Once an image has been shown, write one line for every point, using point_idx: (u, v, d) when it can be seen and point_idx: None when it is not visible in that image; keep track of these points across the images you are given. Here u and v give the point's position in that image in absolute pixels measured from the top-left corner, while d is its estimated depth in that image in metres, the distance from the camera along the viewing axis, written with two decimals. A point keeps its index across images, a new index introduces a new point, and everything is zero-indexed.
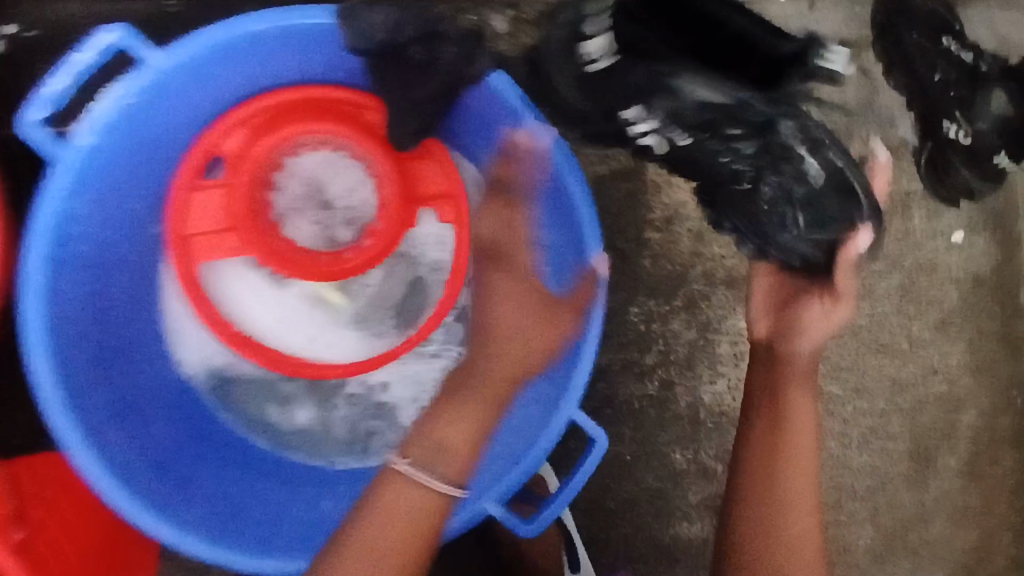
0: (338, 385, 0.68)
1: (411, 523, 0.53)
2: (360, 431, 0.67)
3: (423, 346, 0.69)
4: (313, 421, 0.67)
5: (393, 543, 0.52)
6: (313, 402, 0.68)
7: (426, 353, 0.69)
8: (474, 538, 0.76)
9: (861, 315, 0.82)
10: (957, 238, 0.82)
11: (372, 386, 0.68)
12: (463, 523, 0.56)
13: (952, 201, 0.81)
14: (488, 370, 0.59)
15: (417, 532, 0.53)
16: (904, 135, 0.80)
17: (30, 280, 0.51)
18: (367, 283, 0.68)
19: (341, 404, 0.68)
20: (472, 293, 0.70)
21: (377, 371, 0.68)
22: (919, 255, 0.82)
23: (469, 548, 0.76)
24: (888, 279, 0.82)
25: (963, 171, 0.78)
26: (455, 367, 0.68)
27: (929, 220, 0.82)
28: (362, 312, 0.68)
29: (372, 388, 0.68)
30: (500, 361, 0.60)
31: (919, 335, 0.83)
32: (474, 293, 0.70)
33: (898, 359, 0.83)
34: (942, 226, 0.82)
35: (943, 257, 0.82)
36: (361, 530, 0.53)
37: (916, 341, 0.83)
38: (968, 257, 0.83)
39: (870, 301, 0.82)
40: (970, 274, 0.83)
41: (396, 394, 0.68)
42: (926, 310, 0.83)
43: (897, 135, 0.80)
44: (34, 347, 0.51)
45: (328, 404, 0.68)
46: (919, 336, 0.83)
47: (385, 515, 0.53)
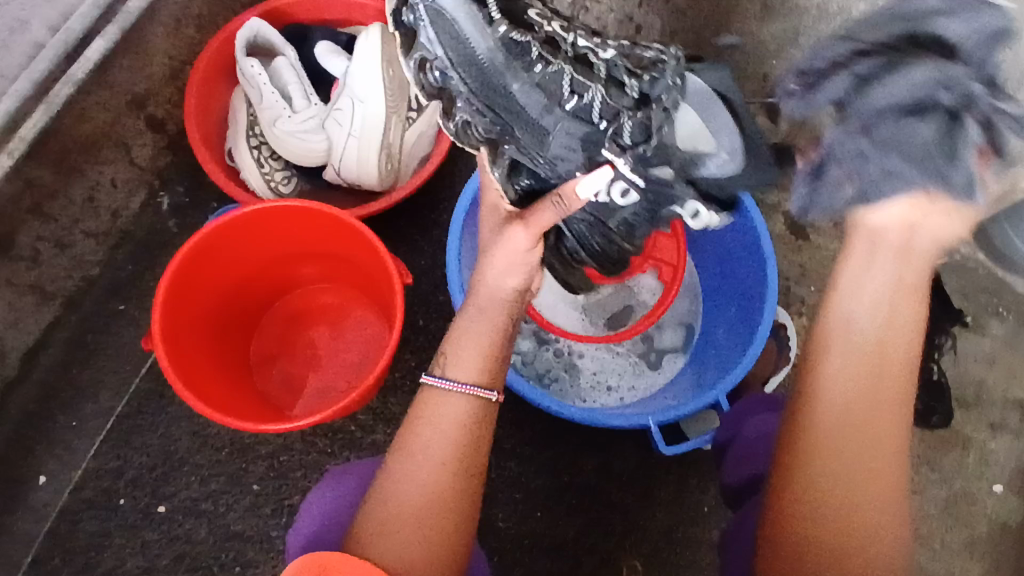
0: (554, 339, 1.06)
1: (443, 432, 0.65)
2: (553, 372, 1.04)
3: (616, 345, 1.05)
4: (530, 350, 1.04)
5: (463, 507, 0.64)
6: (535, 341, 1.05)
7: (616, 350, 1.05)
8: (578, 490, 1.02)
9: (910, 501, 1.09)
10: (999, 488, 1.10)
11: (573, 352, 1.05)
12: (622, 419, 0.90)
13: None
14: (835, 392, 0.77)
15: (453, 452, 0.65)
16: (971, 395, 1.13)
17: (469, 186, 0.96)
18: (600, 292, 1.06)
19: (549, 352, 1.05)
20: (657, 331, 1.06)
21: (580, 344, 1.05)
22: (964, 486, 1.10)
23: (573, 494, 1.02)
24: (937, 489, 1.10)
25: (934, 402, 1.09)
26: (629, 368, 1.04)
27: (979, 463, 1.11)
28: (589, 305, 1.06)
29: (571, 352, 1.05)
30: (498, 251, 0.71)
31: (948, 540, 1.08)
32: (659, 332, 1.06)
33: (925, 548, 1.08)
34: (991, 472, 1.11)
35: (983, 495, 1.10)
36: (414, 441, 0.65)
37: (943, 543, 1.08)
38: (1003, 505, 1.10)
39: (920, 496, 1.09)
40: (1000, 518, 1.09)
41: (585, 363, 1.05)
42: (952, 524, 1.09)
43: (969, 394, 1.13)
44: (455, 223, 0.95)
45: (542, 346, 1.05)
46: (947, 541, 1.08)
47: (426, 443, 0.65)
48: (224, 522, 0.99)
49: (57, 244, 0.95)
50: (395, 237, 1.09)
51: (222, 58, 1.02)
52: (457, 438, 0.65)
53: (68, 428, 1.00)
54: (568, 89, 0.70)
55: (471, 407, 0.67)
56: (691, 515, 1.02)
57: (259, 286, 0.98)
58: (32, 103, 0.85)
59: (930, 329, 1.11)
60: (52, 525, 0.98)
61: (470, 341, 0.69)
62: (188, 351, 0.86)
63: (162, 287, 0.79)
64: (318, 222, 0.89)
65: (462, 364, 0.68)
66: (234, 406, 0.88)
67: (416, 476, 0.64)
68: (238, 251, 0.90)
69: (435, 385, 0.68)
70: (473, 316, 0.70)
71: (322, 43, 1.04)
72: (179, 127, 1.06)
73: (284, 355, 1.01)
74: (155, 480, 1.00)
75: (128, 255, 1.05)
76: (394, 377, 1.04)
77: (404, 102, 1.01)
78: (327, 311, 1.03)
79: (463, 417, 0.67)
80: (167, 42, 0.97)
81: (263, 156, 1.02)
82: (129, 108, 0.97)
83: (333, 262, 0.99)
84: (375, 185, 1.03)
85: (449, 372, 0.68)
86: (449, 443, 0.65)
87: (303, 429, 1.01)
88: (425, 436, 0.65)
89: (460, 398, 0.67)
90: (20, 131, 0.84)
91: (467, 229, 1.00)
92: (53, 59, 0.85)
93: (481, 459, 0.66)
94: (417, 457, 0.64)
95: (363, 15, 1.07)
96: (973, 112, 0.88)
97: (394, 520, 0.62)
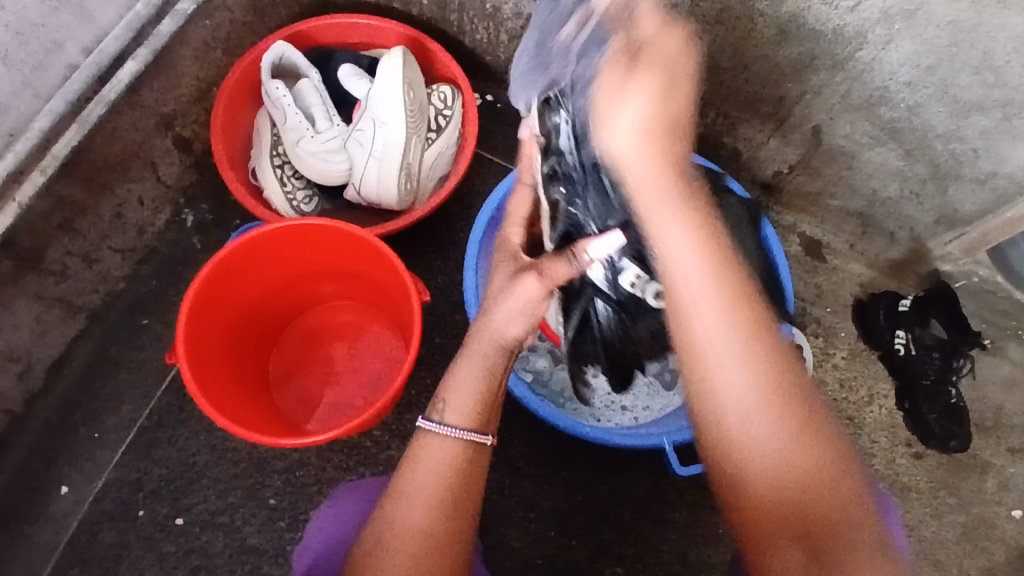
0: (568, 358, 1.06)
1: (434, 474, 0.66)
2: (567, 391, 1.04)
3: None
4: (545, 367, 1.05)
5: (453, 550, 0.65)
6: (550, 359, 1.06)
7: None
8: (590, 511, 1.02)
9: (927, 526, 1.08)
10: (1019, 514, 1.08)
11: None
12: (634, 439, 0.90)
13: (909, 439, 1.10)
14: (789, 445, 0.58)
15: (443, 494, 0.66)
16: (990, 419, 1.12)
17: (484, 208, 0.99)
18: None
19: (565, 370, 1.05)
20: None
21: None
22: (983, 512, 1.08)
23: (587, 515, 1.02)
24: (955, 514, 1.08)
25: (952, 426, 1.08)
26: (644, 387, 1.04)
27: (999, 489, 1.09)
28: None
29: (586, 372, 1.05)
30: (512, 296, 0.72)
31: (967, 568, 1.07)
32: None
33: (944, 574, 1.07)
34: (1011, 499, 1.09)
35: (1002, 521, 1.08)
36: (406, 481, 0.66)
37: (962, 570, 1.07)
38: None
39: (938, 521, 1.08)
40: (1020, 546, 1.08)
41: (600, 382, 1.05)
42: (972, 551, 1.07)
43: (988, 418, 1.12)
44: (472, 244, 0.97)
45: (557, 365, 1.05)
46: (966, 569, 1.07)
47: (416, 483, 0.66)
48: (240, 536, 1.00)
49: (84, 259, 0.98)
50: (412, 256, 1.10)
51: (248, 79, 1.05)
52: (447, 479, 0.66)
53: (90, 440, 1.02)
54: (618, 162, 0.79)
55: (461, 449, 0.68)
56: (705, 538, 1.01)
57: (279, 303, 1.00)
58: (66, 121, 0.88)
59: (948, 352, 1.10)
60: (71, 536, 0.99)
61: (468, 388, 0.71)
62: (209, 366, 0.87)
63: (187, 302, 0.81)
64: (339, 240, 0.91)
65: (457, 409, 0.70)
66: (254, 420, 0.89)
67: (408, 519, 0.64)
68: (258, 271, 0.92)
69: (430, 428, 0.69)
70: (471, 359, 0.72)
71: (345, 66, 1.07)
72: (205, 146, 1.09)
73: (301, 373, 1.02)
74: (173, 492, 1.01)
75: (152, 271, 1.07)
76: (410, 394, 1.05)
77: (424, 124, 1.03)
78: (345, 329, 1.05)
79: (454, 459, 0.67)
80: (196, 64, 1.00)
81: (286, 175, 1.04)
82: (157, 128, 0.99)
83: (352, 280, 1.00)
84: (394, 204, 1.05)
85: (446, 417, 0.69)
86: (438, 484, 0.66)
87: (319, 444, 1.03)
88: (417, 479, 0.66)
89: (449, 441, 0.68)
90: (53, 149, 0.87)
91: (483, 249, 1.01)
92: (87, 79, 0.87)
93: (472, 501, 0.67)
94: (409, 495, 0.65)
95: (384, 39, 1.10)
96: (991, 134, 0.88)
97: (388, 557, 0.63)
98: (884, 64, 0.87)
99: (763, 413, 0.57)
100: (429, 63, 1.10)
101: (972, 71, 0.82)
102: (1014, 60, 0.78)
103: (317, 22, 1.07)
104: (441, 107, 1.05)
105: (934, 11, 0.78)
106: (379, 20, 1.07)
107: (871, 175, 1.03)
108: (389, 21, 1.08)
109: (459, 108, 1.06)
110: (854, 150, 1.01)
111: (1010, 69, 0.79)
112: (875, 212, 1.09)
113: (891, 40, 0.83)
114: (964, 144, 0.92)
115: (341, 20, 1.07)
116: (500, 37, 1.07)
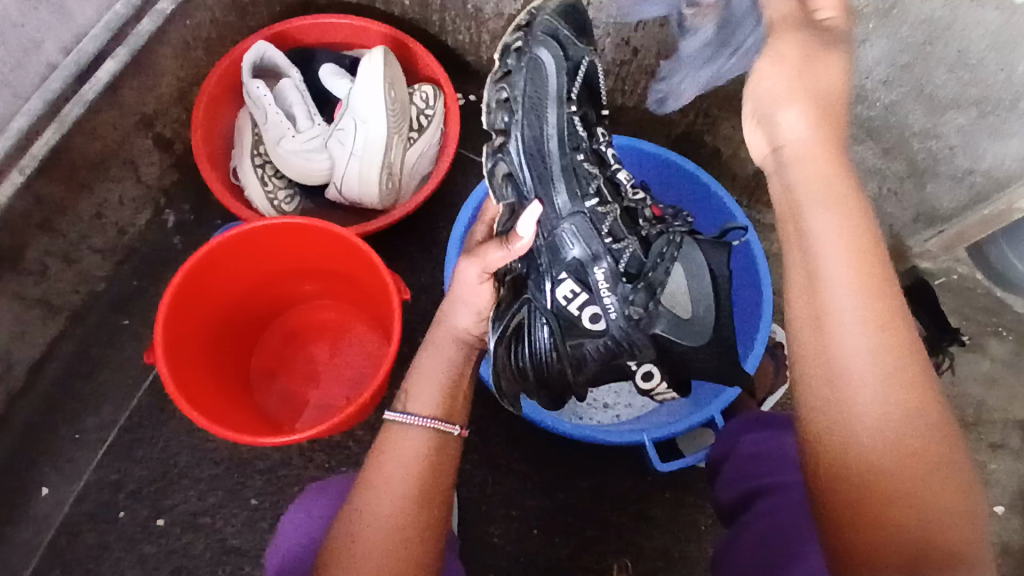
0: None
1: (402, 466, 0.67)
2: None
3: None
4: None
5: (426, 541, 0.64)
6: None
7: None
8: (573, 508, 1.02)
9: None
10: (999, 509, 1.09)
11: None
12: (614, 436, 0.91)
13: None
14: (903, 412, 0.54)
15: (412, 485, 0.66)
16: (971, 415, 1.13)
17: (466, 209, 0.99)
18: None
19: None
20: None
21: None
22: None
23: (569, 513, 1.02)
24: None
25: None
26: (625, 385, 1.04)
27: (980, 484, 1.10)
28: None
29: None
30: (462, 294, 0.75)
31: None
32: None
33: None
34: (991, 494, 1.10)
35: (983, 516, 1.09)
36: (374, 475, 0.66)
37: None
38: (1004, 527, 1.09)
39: None
40: (1001, 541, 1.08)
41: None
42: None
43: (969, 414, 1.13)
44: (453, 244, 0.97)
45: None
46: None
47: (385, 475, 0.66)
48: (221, 537, 0.99)
49: (64, 259, 0.97)
50: (395, 255, 1.11)
51: (229, 79, 1.05)
52: (415, 471, 0.67)
53: (70, 440, 1.01)
54: (591, 189, 0.76)
55: (428, 441, 0.69)
56: (689, 534, 1.02)
57: (259, 302, 1.00)
58: (45, 121, 0.87)
59: (927, 348, 1.10)
60: (52, 537, 0.98)
61: (433, 381, 0.72)
62: (188, 366, 0.87)
63: (165, 300, 0.81)
64: (319, 239, 0.91)
65: (422, 401, 0.71)
66: (234, 420, 0.89)
67: (381, 507, 0.64)
68: (237, 269, 0.91)
69: (396, 420, 0.70)
70: (429, 354, 0.74)
71: (326, 66, 1.07)
72: (186, 146, 1.09)
73: (283, 372, 1.02)
74: (154, 493, 1.01)
75: (133, 270, 1.07)
76: (392, 392, 1.05)
77: (405, 123, 1.03)
78: (327, 328, 1.05)
79: (422, 451, 0.68)
80: (176, 64, 1.00)
81: (267, 175, 1.04)
82: (137, 127, 0.99)
83: (333, 278, 1.00)
84: (375, 204, 1.05)
85: (410, 407, 0.71)
86: (407, 477, 0.66)
87: (301, 444, 1.02)
88: (389, 470, 0.66)
89: (416, 432, 0.69)
90: (32, 149, 0.86)
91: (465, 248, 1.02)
92: (65, 79, 0.87)
93: (441, 491, 0.67)
94: (378, 489, 0.65)
95: (365, 38, 1.10)
96: (968, 131, 0.89)
97: (361, 549, 0.62)
98: (861, 63, 0.87)
99: (881, 363, 0.54)
100: (411, 63, 1.10)
101: (948, 69, 0.83)
102: (989, 58, 0.79)
103: (298, 22, 1.07)
104: (423, 106, 1.05)
105: (908, 9, 0.78)
106: (361, 19, 1.07)
107: (851, 174, 1.04)
108: (371, 21, 1.08)
109: (441, 107, 1.07)
110: None
111: (986, 66, 0.80)
112: None
113: (867, 39, 0.84)
114: (942, 141, 0.92)
115: (322, 20, 1.07)
116: (481, 36, 1.08)
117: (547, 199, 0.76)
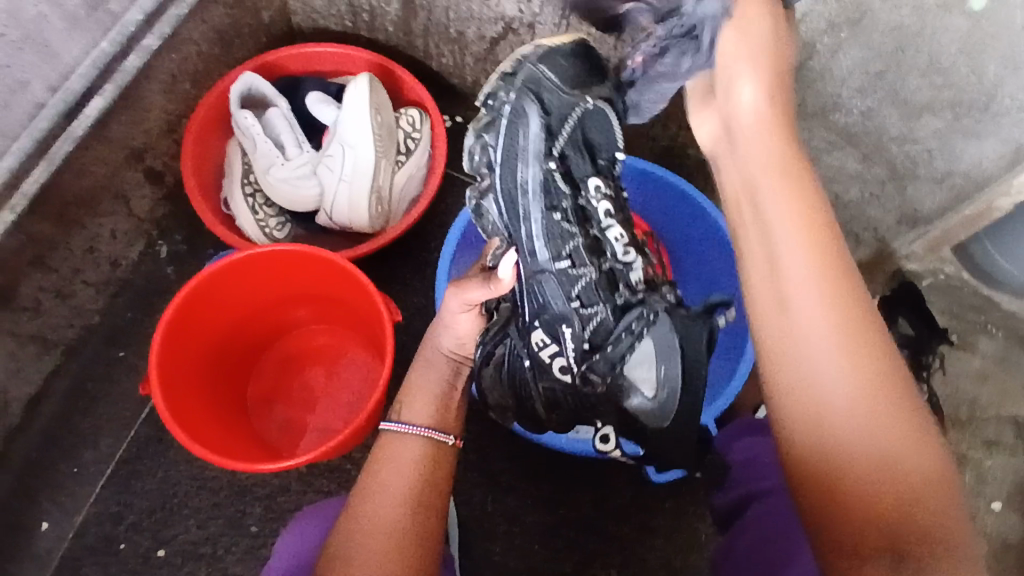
0: None
1: (400, 472, 0.68)
2: None
3: None
4: None
5: (424, 544, 0.65)
6: None
7: None
8: (573, 522, 1.02)
9: None
10: (997, 506, 1.10)
11: None
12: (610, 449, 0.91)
13: None
14: (830, 381, 0.56)
15: (410, 491, 0.67)
16: (964, 413, 1.14)
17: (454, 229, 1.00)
18: None
19: None
20: None
21: None
22: None
23: (569, 527, 1.02)
24: None
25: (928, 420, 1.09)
26: None
27: (975, 481, 1.11)
28: None
29: None
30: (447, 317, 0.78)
31: None
32: None
33: None
34: (987, 491, 1.11)
35: (981, 513, 1.10)
36: (373, 481, 0.68)
37: None
38: (1002, 523, 1.09)
39: None
40: (1000, 537, 1.09)
41: None
42: None
43: (961, 412, 1.14)
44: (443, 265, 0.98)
45: None
46: None
47: (383, 481, 0.67)
48: (222, 565, 0.99)
49: (58, 294, 0.98)
50: (387, 277, 1.12)
51: (217, 110, 1.06)
52: (414, 475, 0.68)
53: (69, 475, 1.01)
54: (566, 251, 0.79)
55: (425, 448, 0.71)
56: (690, 543, 1.02)
57: (252, 329, 1.01)
58: (34, 159, 0.88)
59: (917, 347, 1.13)
60: (52, 573, 0.98)
61: (425, 394, 0.75)
62: (183, 395, 0.87)
63: (159, 330, 0.82)
64: (311, 265, 0.92)
65: (416, 411, 0.73)
66: (231, 448, 0.89)
67: (378, 511, 0.65)
68: (230, 298, 0.92)
69: (390, 429, 0.72)
70: (421, 369, 0.78)
71: (313, 94, 1.09)
72: (176, 178, 1.10)
73: (278, 398, 1.03)
74: (153, 524, 1.01)
75: (127, 303, 1.08)
76: (388, 414, 1.06)
77: (392, 148, 1.04)
78: (322, 352, 1.06)
79: (418, 457, 0.70)
80: (164, 98, 1.01)
81: (257, 203, 1.06)
82: (127, 161, 1.00)
83: (326, 303, 1.01)
84: (366, 228, 1.07)
85: (404, 416, 0.73)
86: (405, 482, 0.68)
87: (299, 469, 1.03)
88: (386, 476, 0.68)
89: (412, 440, 0.71)
90: (23, 186, 0.87)
91: (455, 268, 1.02)
92: (54, 117, 0.88)
93: (438, 494, 0.68)
94: (377, 494, 0.66)
95: (350, 65, 1.12)
96: (944, 134, 0.91)
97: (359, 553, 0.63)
98: (835, 71, 0.89)
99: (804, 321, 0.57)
100: (396, 88, 1.12)
101: (920, 74, 0.84)
102: (959, 63, 0.81)
103: (283, 52, 1.09)
104: (410, 130, 1.07)
105: (878, 18, 0.80)
106: (345, 47, 1.09)
107: (833, 180, 1.06)
108: (355, 48, 1.09)
109: (428, 131, 1.08)
110: (814, 155, 1.03)
111: (957, 70, 0.82)
112: (839, 215, 1.12)
113: (840, 48, 0.86)
114: (919, 145, 0.94)
115: (306, 49, 1.09)
116: (464, 59, 1.09)
117: (527, 246, 0.78)
